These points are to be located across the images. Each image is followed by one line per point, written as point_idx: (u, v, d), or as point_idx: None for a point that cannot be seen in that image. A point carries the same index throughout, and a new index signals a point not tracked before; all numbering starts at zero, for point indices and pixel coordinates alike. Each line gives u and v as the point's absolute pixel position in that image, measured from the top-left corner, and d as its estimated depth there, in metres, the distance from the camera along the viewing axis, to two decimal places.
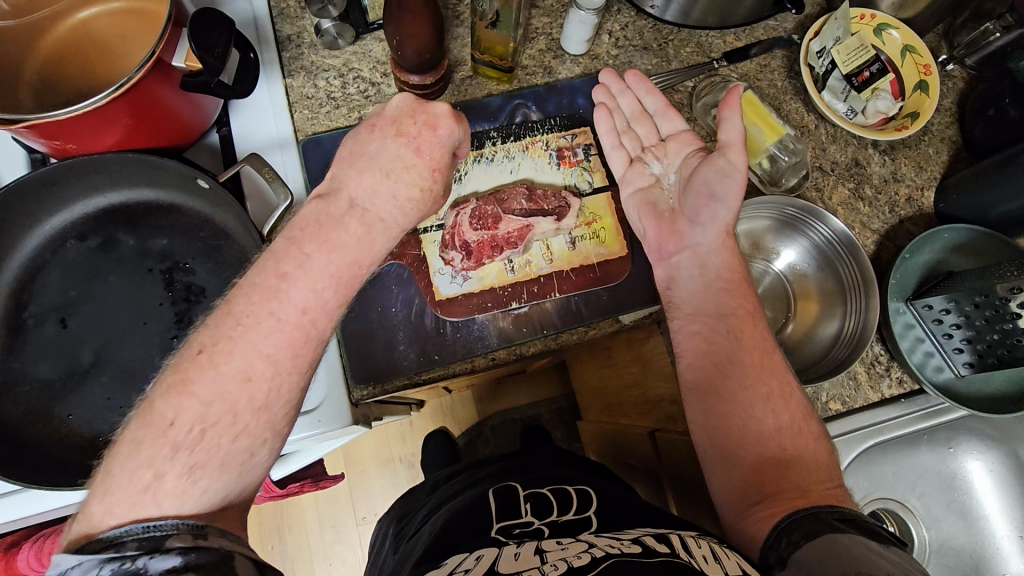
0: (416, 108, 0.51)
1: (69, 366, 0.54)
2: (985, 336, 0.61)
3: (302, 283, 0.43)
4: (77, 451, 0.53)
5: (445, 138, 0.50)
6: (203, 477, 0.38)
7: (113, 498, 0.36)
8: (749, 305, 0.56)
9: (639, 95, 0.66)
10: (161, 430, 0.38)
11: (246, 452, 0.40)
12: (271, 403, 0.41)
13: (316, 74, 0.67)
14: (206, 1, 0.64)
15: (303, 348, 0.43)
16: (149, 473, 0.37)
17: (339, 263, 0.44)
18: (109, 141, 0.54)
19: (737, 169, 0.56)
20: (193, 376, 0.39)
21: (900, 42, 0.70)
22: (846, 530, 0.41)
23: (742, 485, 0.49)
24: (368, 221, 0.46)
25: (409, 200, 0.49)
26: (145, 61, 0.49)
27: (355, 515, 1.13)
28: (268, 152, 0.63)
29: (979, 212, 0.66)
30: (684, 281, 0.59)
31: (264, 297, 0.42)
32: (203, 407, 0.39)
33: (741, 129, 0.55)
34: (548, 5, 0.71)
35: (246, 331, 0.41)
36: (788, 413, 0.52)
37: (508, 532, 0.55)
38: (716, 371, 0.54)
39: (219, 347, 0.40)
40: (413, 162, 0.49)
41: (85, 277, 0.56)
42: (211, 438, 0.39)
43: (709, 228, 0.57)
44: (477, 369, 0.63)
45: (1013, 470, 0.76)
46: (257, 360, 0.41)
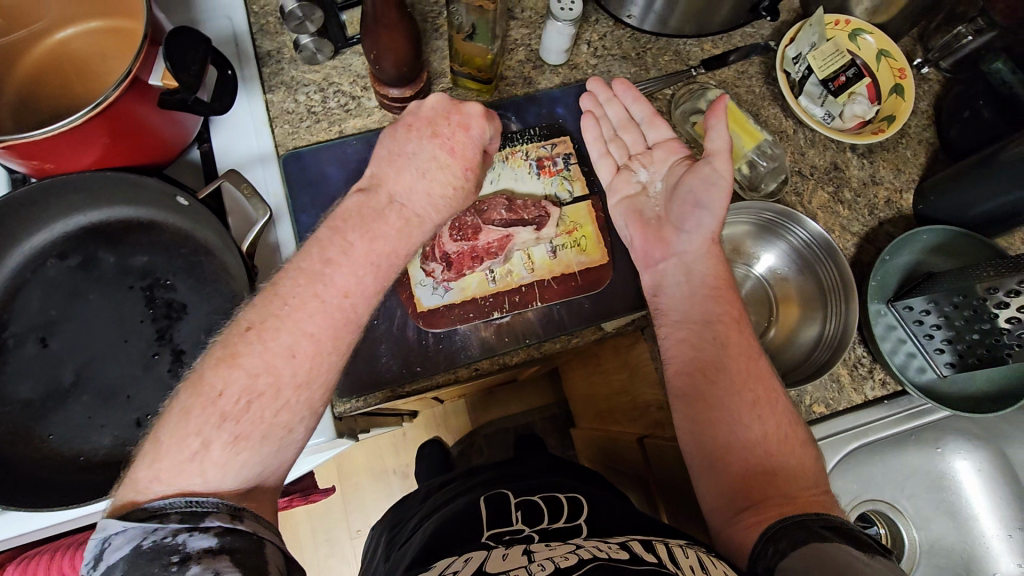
0: (450, 108, 0.52)
1: (50, 386, 0.54)
2: (965, 336, 0.61)
3: (344, 269, 0.45)
4: (59, 470, 0.53)
5: (476, 136, 0.52)
6: (245, 449, 0.39)
7: (161, 464, 0.37)
8: (734, 310, 0.56)
9: (626, 102, 0.66)
10: (210, 400, 0.39)
11: (286, 427, 0.41)
12: (311, 380, 0.42)
13: (296, 89, 0.67)
14: (185, 20, 0.65)
15: (344, 330, 0.44)
16: (196, 441, 0.38)
17: (380, 251, 0.47)
18: (88, 160, 0.54)
19: (722, 177, 0.56)
20: (242, 350, 0.41)
21: (875, 47, 0.71)
22: (833, 539, 0.41)
23: (729, 491, 0.49)
24: (406, 216, 0.49)
25: (443, 196, 0.50)
26: (122, 79, 0.49)
27: (349, 528, 1.12)
28: (250, 168, 0.64)
29: (957, 213, 0.67)
30: (670, 288, 0.59)
31: (310, 280, 0.44)
32: (250, 379, 0.40)
33: (727, 137, 0.55)
34: (526, 17, 0.72)
35: (293, 310, 0.42)
36: (774, 419, 0.52)
37: (499, 537, 0.55)
38: (704, 377, 0.54)
39: (267, 325, 0.42)
40: (447, 162, 0.51)
41: (66, 297, 0.56)
42: (255, 410, 0.40)
43: (695, 235, 0.58)
44: (461, 380, 0.63)
45: (999, 467, 0.76)
46: (302, 338, 0.42)
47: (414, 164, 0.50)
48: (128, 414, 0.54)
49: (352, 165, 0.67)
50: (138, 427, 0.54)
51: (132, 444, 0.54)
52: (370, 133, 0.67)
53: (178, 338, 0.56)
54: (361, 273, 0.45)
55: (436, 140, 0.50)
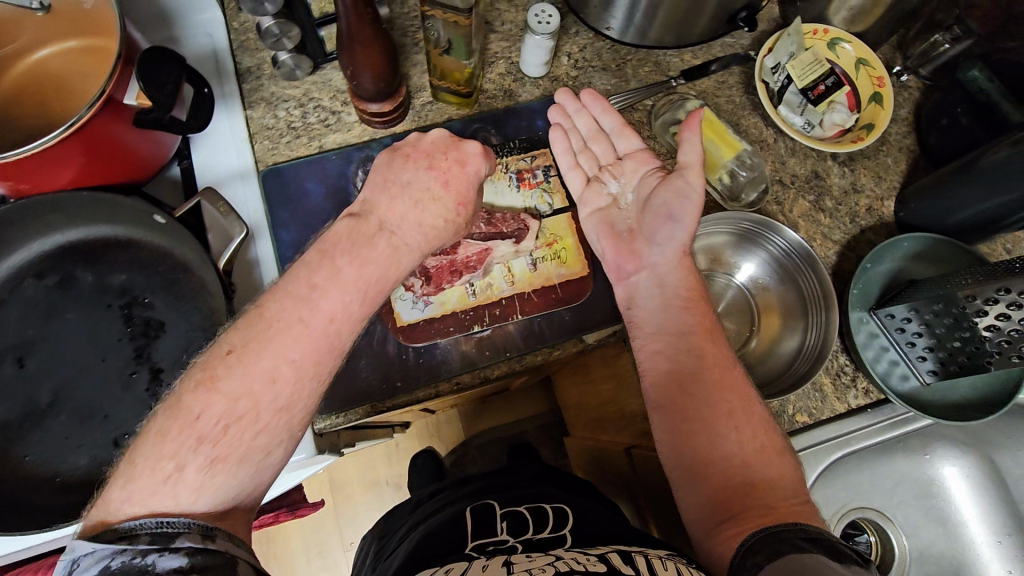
0: (449, 143, 0.53)
1: (26, 406, 0.54)
2: (946, 344, 0.61)
3: (331, 295, 0.43)
4: (35, 492, 0.52)
5: (471, 172, 0.53)
6: (221, 472, 0.38)
7: (134, 484, 0.36)
8: (706, 322, 0.57)
9: (595, 113, 0.66)
10: (188, 422, 0.38)
11: (263, 450, 0.40)
12: (291, 406, 0.41)
13: (276, 105, 0.67)
14: (166, 40, 0.66)
15: (327, 357, 0.42)
16: (170, 463, 0.37)
17: (370, 277, 0.45)
18: (64, 179, 0.54)
19: (695, 190, 0.56)
20: (222, 374, 0.39)
21: (853, 55, 0.71)
22: (811, 551, 0.40)
23: (709, 503, 0.49)
24: (394, 244, 0.47)
25: (435, 229, 0.50)
26: (95, 99, 0.49)
27: (341, 540, 1.11)
28: (228, 185, 0.64)
29: (936, 220, 0.67)
30: (643, 299, 0.60)
31: (297, 304, 0.42)
32: (229, 403, 0.39)
33: (700, 150, 0.56)
34: (506, 30, 0.72)
35: (278, 333, 0.41)
36: (751, 428, 0.52)
37: (482, 547, 0.55)
38: (680, 388, 0.54)
39: (250, 347, 0.40)
40: (441, 194, 0.51)
41: (43, 316, 0.56)
42: (232, 434, 0.39)
43: (666, 247, 0.58)
44: (443, 394, 0.63)
45: (988, 473, 0.76)
46: (283, 363, 0.41)
47: (408, 194, 0.50)
48: (106, 434, 0.54)
49: (332, 180, 0.67)
50: (116, 447, 0.54)
51: (110, 463, 0.54)
52: (350, 148, 0.67)
53: (156, 356, 0.56)
54: (347, 299, 0.44)
55: (432, 172, 0.51)
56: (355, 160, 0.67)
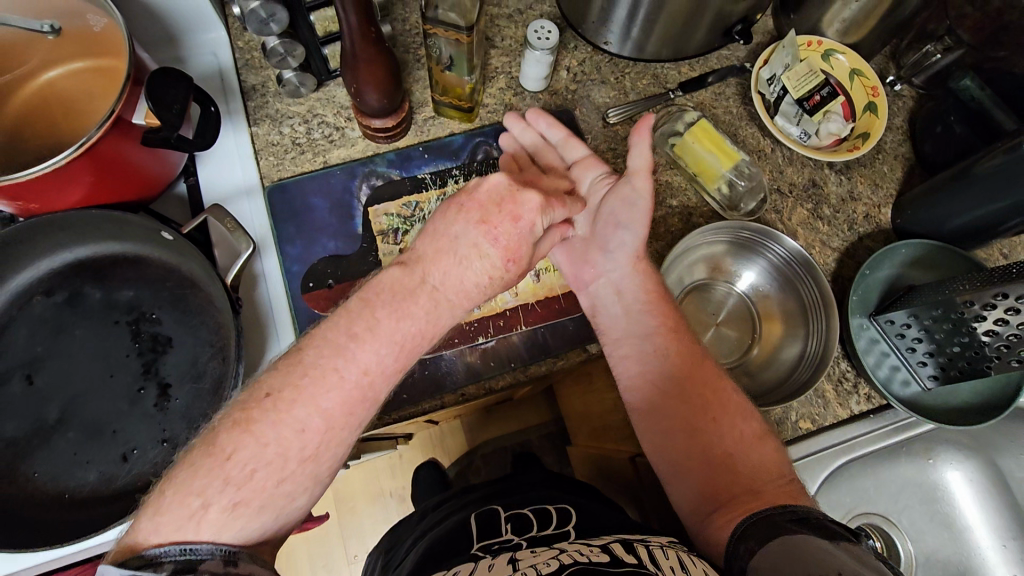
0: (506, 193, 0.48)
1: (35, 423, 0.54)
2: (946, 349, 0.61)
3: (370, 346, 0.43)
4: (43, 509, 0.52)
5: (524, 228, 0.48)
6: (243, 515, 0.39)
7: (162, 517, 0.37)
8: (669, 321, 0.59)
9: (542, 129, 0.67)
10: (219, 463, 0.39)
11: (287, 498, 0.41)
12: (319, 453, 0.42)
13: (281, 121, 0.68)
14: (173, 61, 0.68)
15: (359, 407, 0.43)
16: (197, 500, 0.38)
17: (407, 330, 0.45)
18: (73, 199, 0.55)
19: (642, 195, 0.58)
20: (256, 417, 0.41)
21: (848, 66, 0.73)
22: (800, 530, 0.42)
23: (699, 497, 0.51)
24: (437, 299, 0.46)
25: (478, 287, 0.47)
26: (105, 119, 0.50)
27: (346, 553, 1.11)
28: (234, 201, 0.66)
29: (934, 226, 0.68)
30: (606, 307, 0.62)
31: (332, 353, 0.43)
32: (261, 448, 0.40)
33: (649, 155, 0.57)
34: (506, 45, 0.74)
35: (313, 385, 0.42)
36: (728, 419, 0.54)
37: (488, 547, 0.55)
38: (657, 386, 0.56)
39: (284, 393, 0.41)
40: (488, 251, 0.47)
41: (50, 333, 0.57)
42: (259, 479, 0.40)
43: (620, 254, 0.61)
44: (448, 405, 0.63)
45: (991, 477, 0.76)
46: (315, 413, 0.42)
47: (457, 250, 0.47)
48: (114, 449, 0.54)
49: (336, 195, 0.67)
50: (124, 462, 0.54)
51: (117, 479, 0.54)
52: (354, 163, 0.68)
53: (164, 371, 0.56)
54: (383, 352, 0.44)
55: (482, 229, 0.47)
56: (359, 175, 0.68)
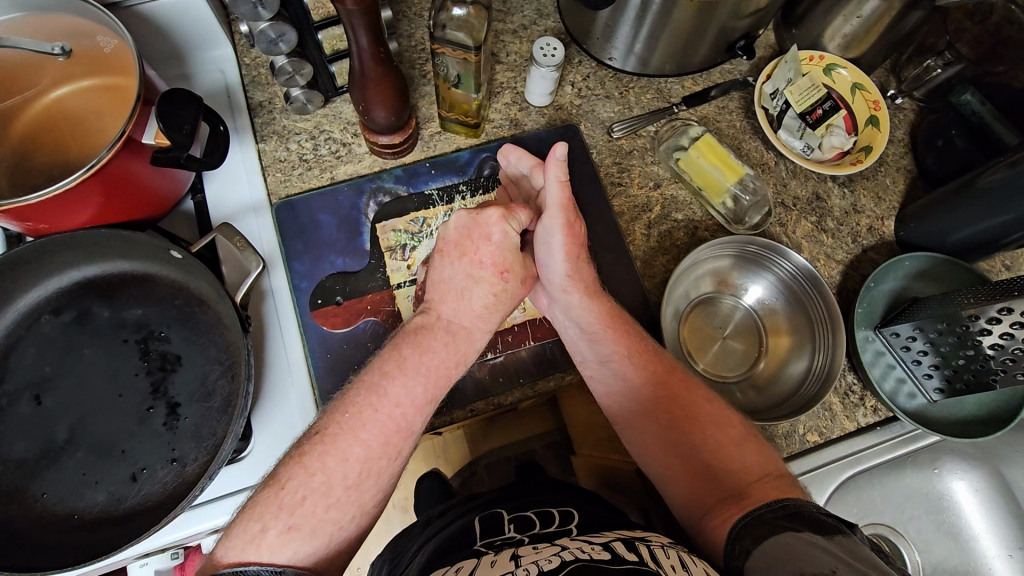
0: (471, 224, 0.54)
1: (44, 444, 0.54)
2: (952, 362, 0.62)
3: (398, 382, 0.50)
4: (51, 531, 0.52)
5: (499, 241, 0.55)
6: (297, 537, 0.44)
7: (232, 541, 0.43)
8: (621, 346, 0.58)
9: (514, 163, 0.63)
10: (275, 494, 0.45)
11: (334, 523, 0.45)
12: (360, 482, 0.47)
13: (288, 138, 0.69)
14: (181, 80, 0.68)
15: (396, 438, 0.48)
16: (256, 525, 0.44)
17: (431, 362, 0.51)
18: (82, 218, 0.55)
19: (557, 228, 0.57)
20: (307, 450, 0.47)
21: (850, 80, 0.73)
22: (794, 526, 0.42)
23: (692, 499, 0.52)
24: (452, 329, 0.53)
25: (485, 307, 0.54)
26: (115, 140, 0.50)
27: (349, 565, 1.11)
28: (242, 218, 0.66)
29: (937, 239, 0.68)
30: (566, 335, 0.62)
31: (368, 391, 0.49)
32: (309, 477, 0.45)
33: (559, 189, 0.55)
34: (511, 61, 0.74)
35: (351, 419, 0.48)
36: (708, 422, 0.55)
37: (490, 543, 0.56)
38: (638, 388, 0.57)
39: (330, 428, 0.48)
40: (481, 274, 0.54)
41: (59, 352, 0.56)
42: (308, 505, 0.45)
43: (554, 289, 0.60)
44: (456, 421, 0.64)
45: (994, 486, 0.77)
46: (356, 444, 0.47)
47: (455, 285, 0.54)
48: (124, 470, 0.54)
49: (344, 212, 0.67)
50: (133, 483, 0.54)
51: (126, 500, 0.54)
52: (362, 179, 0.68)
53: (173, 391, 0.56)
54: (412, 385, 0.50)
55: (465, 260, 0.54)
56: (366, 191, 0.68)
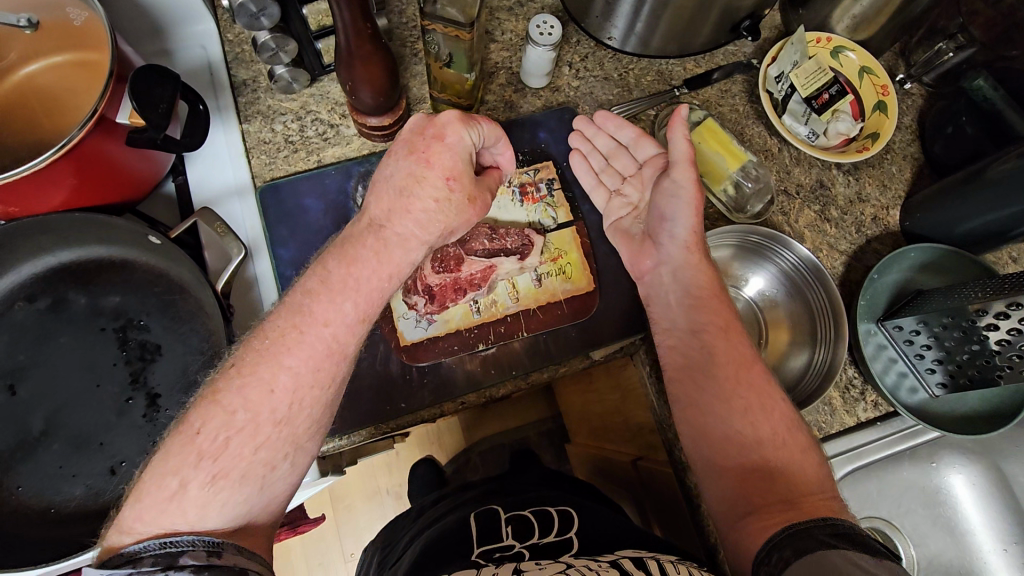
0: (427, 123, 0.51)
1: (19, 435, 0.52)
2: (956, 356, 0.60)
3: (324, 301, 0.46)
4: (28, 526, 0.51)
5: (453, 144, 0.50)
6: (224, 487, 0.41)
7: (142, 503, 0.40)
8: (717, 318, 0.57)
9: (611, 131, 0.67)
10: (188, 438, 0.41)
11: (267, 465, 0.43)
12: (292, 416, 0.44)
13: (273, 118, 0.66)
14: (159, 55, 0.65)
15: (327, 362, 0.45)
16: (174, 480, 0.40)
17: (359, 275, 0.47)
18: (54, 202, 0.52)
19: (684, 184, 0.59)
20: (222, 387, 0.43)
21: (857, 63, 0.70)
22: (838, 546, 0.41)
23: (733, 498, 0.50)
24: (383, 240, 0.49)
25: (425, 211, 0.49)
26: (87, 119, 0.48)
27: (342, 551, 1.10)
28: (226, 203, 0.63)
29: (944, 230, 0.66)
30: (660, 298, 0.61)
31: (292, 312, 0.46)
32: (228, 416, 0.42)
33: (687, 145, 0.58)
34: (506, 39, 0.71)
35: (271, 343, 0.45)
36: (769, 423, 0.53)
37: (489, 555, 0.54)
38: (691, 381, 0.56)
39: (246, 360, 0.44)
40: (425, 174, 0.49)
41: (34, 341, 0.54)
42: (233, 449, 0.42)
43: (672, 246, 0.60)
44: (447, 413, 0.63)
45: (993, 480, 0.76)
46: (281, 371, 0.44)
47: (395, 185, 0.50)
48: (101, 462, 0.52)
49: (331, 197, 0.65)
50: (112, 476, 0.52)
51: (105, 493, 0.52)
52: (350, 162, 0.66)
53: (153, 381, 0.54)
54: (341, 303, 0.46)
55: (410, 156, 0.49)
56: (355, 175, 0.66)
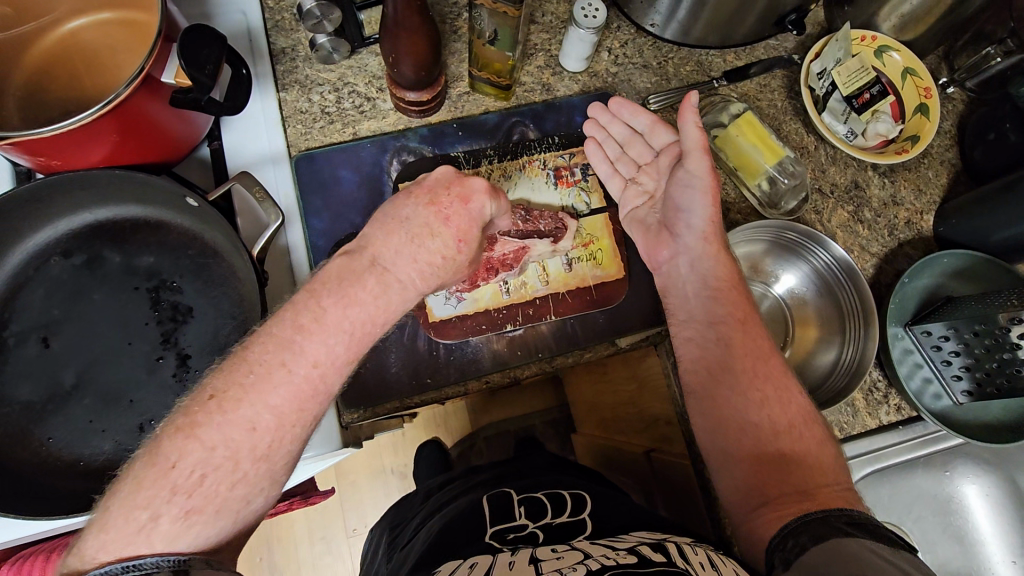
0: (455, 179, 0.51)
1: (51, 387, 0.53)
2: (984, 364, 0.60)
3: (317, 339, 0.42)
4: (56, 476, 0.52)
5: (474, 210, 0.50)
6: (198, 522, 0.39)
7: (108, 535, 0.37)
8: (737, 312, 0.57)
9: (627, 117, 0.65)
10: (163, 472, 0.38)
11: (243, 500, 0.40)
12: (272, 452, 0.41)
13: (310, 88, 0.66)
14: (198, 15, 0.63)
15: (311, 403, 0.43)
16: (145, 513, 0.37)
17: (355, 318, 0.44)
18: (96, 156, 0.52)
19: (699, 174, 0.57)
20: (201, 421, 0.40)
21: (901, 64, 0.69)
22: (854, 534, 0.41)
23: (748, 487, 0.51)
24: (386, 280, 0.46)
25: (431, 265, 0.47)
26: (134, 77, 0.48)
27: (345, 527, 1.09)
28: (260, 168, 0.63)
29: (978, 237, 0.65)
30: (677, 288, 0.61)
31: (280, 348, 0.42)
32: (208, 451, 0.39)
33: (701, 134, 0.56)
34: (547, 21, 0.71)
35: (257, 380, 0.41)
36: (785, 415, 0.53)
37: (503, 537, 0.54)
38: (712, 375, 0.56)
39: (229, 394, 0.40)
40: (440, 230, 0.48)
41: (69, 296, 0.55)
42: (210, 484, 0.39)
43: (689, 236, 0.59)
44: (471, 392, 0.63)
45: (1007, 493, 0.75)
46: (264, 411, 0.41)
47: (405, 229, 0.47)
48: (130, 419, 0.53)
49: (366, 169, 0.66)
50: (140, 433, 0.53)
51: (133, 449, 0.53)
52: (385, 136, 0.66)
53: (184, 342, 0.55)
54: (333, 342, 0.43)
55: (432, 209, 0.48)
56: (390, 149, 0.66)
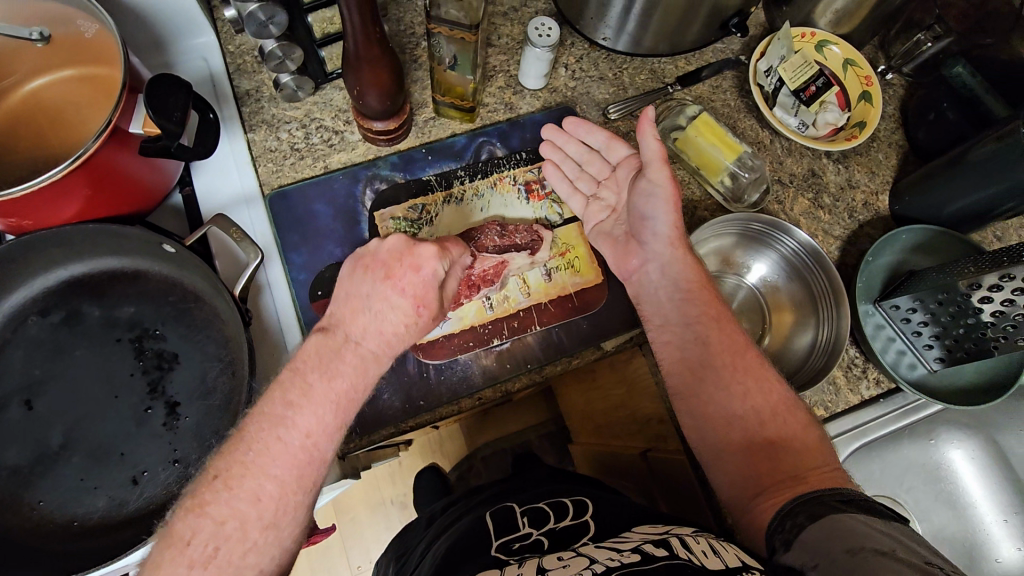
0: (404, 249, 0.50)
1: (38, 450, 0.52)
2: (951, 332, 0.62)
3: (307, 411, 0.44)
4: (48, 539, 0.50)
5: (427, 275, 0.50)
6: None
7: None
8: (711, 310, 0.58)
9: (582, 136, 0.68)
10: (179, 549, 0.39)
11: (254, 568, 0.40)
12: (279, 519, 0.42)
13: (278, 127, 0.67)
14: (162, 66, 0.65)
15: (311, 468, 0.43)
16: None
17: (339, 389, 0.45)
18: (67, 213, 0.52)
19: (659, 184, 0.59)
20: (209, 499, 0.40)
21: (841, 57, 0.73)
22: (847, 509, 0.43)
23: (743, 479, 0.52)
24: (364, 358, 0.47)
25: (396, 334, 0.48)
26: (102, 130, 0.48)
27: (349, 564, 1.08)
28: (233, 211, 0.64)
29: (932, 212, 0.69)
30: (649, 294, 0.62)
31: (273, 424, 0.43)
32: (216, 525, 0.40)
33: (658, 145, 0.58)
34: (503, 43, 0.73)
35: (257, 455, 0.42)
36: (766, 401, 0.54)
37: (508, 548, 0.55)
38: (694, 374, 0.57)
39: (233, 473, 0.41)
40: (398, 301, 0.48)
41: (49, 354, 0.54)
42: (223, 553, 0.39)
43: (656, 243, 0.61)
44: (464, 410, 0.63)
45: (991, 454, 0.78)
46: (265, 481, 0.42)
47: (368, 307, 0.48)
48: (123, 473, 0.52)
49: (340, 202, 0.67)
50: (134, 486, 0.52)
51: (128, 504, 0.52)
52: (356, 167, 0.68)
53: (171, 390, 0.54)
54: (323, 411, 0.44)
55: (388, 284, 0.48)
56: (362, 179, 0.67)
